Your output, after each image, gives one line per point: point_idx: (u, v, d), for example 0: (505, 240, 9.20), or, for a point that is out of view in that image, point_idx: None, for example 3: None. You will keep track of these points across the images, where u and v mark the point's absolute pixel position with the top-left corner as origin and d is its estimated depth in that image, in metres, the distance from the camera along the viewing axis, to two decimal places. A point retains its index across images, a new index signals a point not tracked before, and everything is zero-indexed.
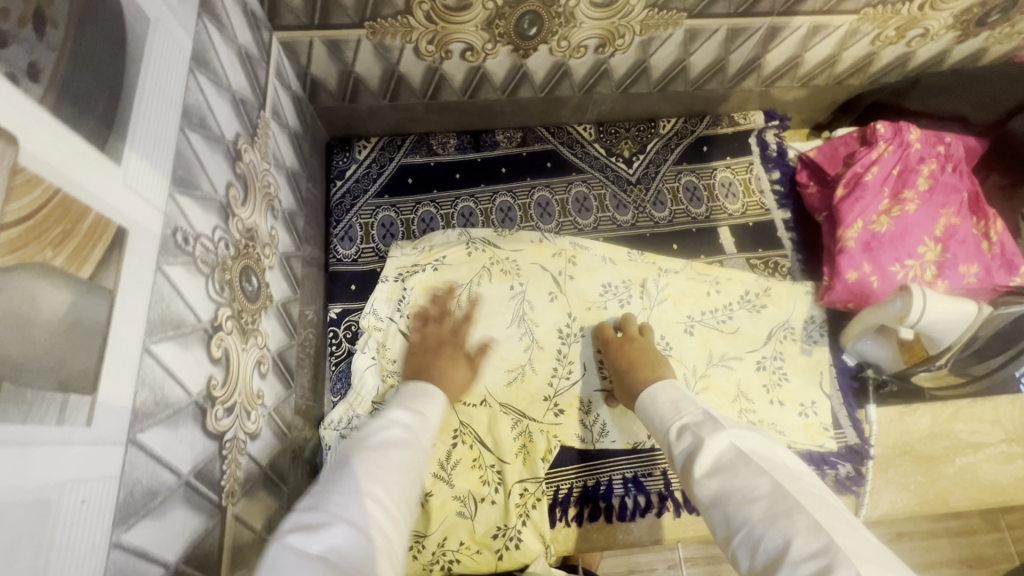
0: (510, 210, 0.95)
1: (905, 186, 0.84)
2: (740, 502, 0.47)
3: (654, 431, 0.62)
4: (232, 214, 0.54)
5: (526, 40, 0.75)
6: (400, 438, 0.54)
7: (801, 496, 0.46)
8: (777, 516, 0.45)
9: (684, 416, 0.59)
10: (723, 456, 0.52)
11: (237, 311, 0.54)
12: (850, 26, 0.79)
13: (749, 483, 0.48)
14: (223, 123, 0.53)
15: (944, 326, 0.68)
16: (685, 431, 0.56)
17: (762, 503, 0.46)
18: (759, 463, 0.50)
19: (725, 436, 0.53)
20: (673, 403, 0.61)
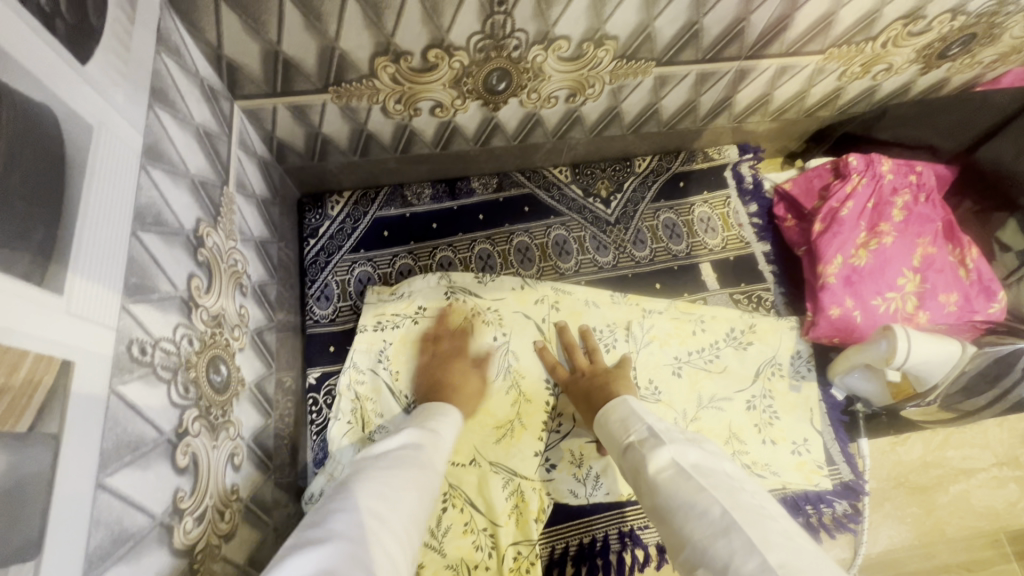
0: (489, 258, 0.93)
1: (881, 218, 0.84)
2: (684, 520, 0.52)
3: (610, 445, 0.68)
4: (195, 306, 0.52)
5: (495, 94, 0.74)
6: (397, 467, 0.57)
7: (740, 511, 0.50)
8: (715, 534, 0.49)
9: (632, 434, 0.65)
10: (664, 471, 0.57)
11: (205, 408, 0.51)
12: (816, 65, 0.80)
13: (690, 500, 0.52)
14: (181, 213, 0.51)
15: (928, 366, 0.67)
16: (633, 450, 0.63)
17: (702, 521, 0.50)
18: (699, 480, 0.54)
19: (668, 454, 0.58)
20: (623, 421, 0.67)
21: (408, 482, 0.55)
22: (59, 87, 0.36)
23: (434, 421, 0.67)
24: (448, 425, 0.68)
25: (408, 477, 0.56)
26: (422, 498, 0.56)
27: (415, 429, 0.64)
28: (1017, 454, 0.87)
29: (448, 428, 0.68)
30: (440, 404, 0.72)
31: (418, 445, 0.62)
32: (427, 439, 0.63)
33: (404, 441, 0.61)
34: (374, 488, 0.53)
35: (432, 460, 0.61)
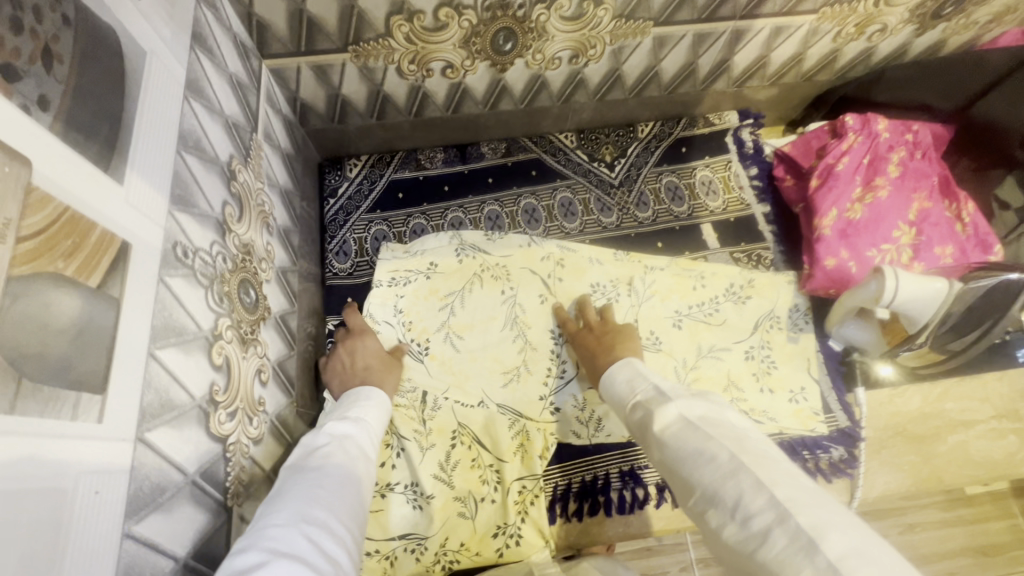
0: (498, 218, 0.98)
1: (877, 174, 0.86)
2: (693, 467, 0.53)
3: (619, 409, 0.70)
4: (228, 230, 0.57)
5: (502, 55, 0.79)
6: (324, 461, 0.57)
7: (745, 454, 0.51)
8: (722, 476, 0.51)
9: (639, 394, 0.67)
10: (671, 426, 0.59)
11: (236, 321, 0.57)
12: (810, 26, 0.83)
13: (697, 448, 0.54)
14: (217, 146, 0.57)
15: (916, 302, 0.69)
16: (641, 407, 0.65)
17: (710, 465, 0.52)
18: (706, 429, 0.56)
19: (674, 410, 0.60)
20: (631, 382, 0.70)
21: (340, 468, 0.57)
22: (119, 12, 0.43)
23: (358, 409, 0.70)
24: (374, 415, 0.70)
25: (338, 468, 0.57)
26: (359, 485, 0.57)
27: (339, 423, 0.65)
28: (1017, 407, 0.88)
29: (374, 416, 0.70)
30: (362, 391, 0.74)
31: (345, 440, 0.63)
32: (353, 431, 0.65)
33: (329, 438, 0.62)
34: (308, 483, 0.53)
35: (360, 451, 0.63)
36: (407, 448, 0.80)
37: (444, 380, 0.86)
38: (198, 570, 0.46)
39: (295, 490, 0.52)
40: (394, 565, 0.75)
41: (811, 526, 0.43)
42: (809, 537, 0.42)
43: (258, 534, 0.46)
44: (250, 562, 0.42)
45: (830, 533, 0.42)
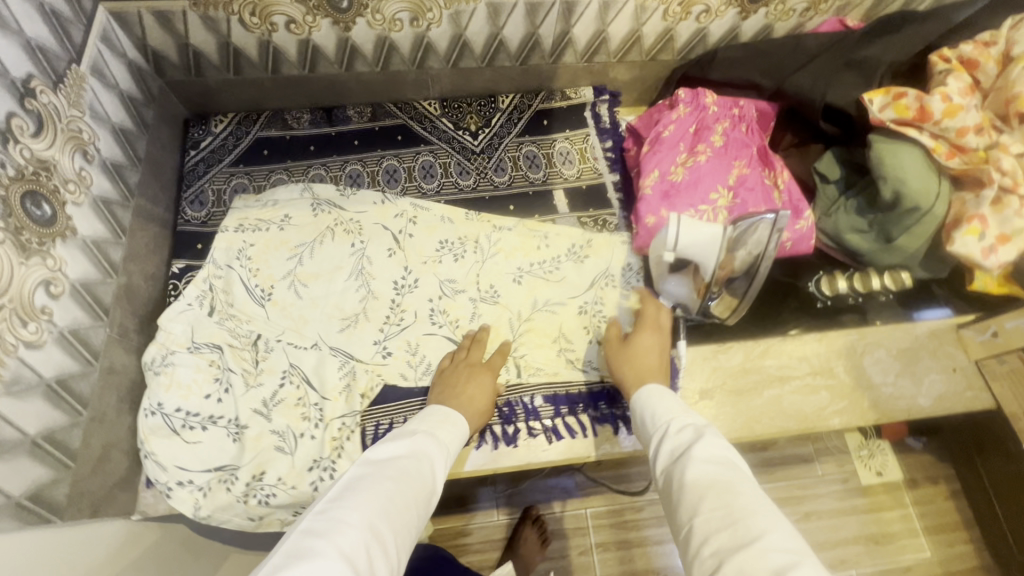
0: (359, 177, 1.01)
1: (700, 141, 0.93)
2: (725, 492, 0.52)
3: (646, 427, 0.67)
4: (13, 141, 0.60)
5: (342, 12, 0.84)
6: (405, 477, 0.60)
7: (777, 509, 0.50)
8: (754, 509, 0.49)
9: (681, 415, 0.65)
10: (715, 452, 0.57)
11: (14, 227, 0.59)
12: (636, 2, 0.89)
13: (734, 479, 0.53)
14: (8, 62, 0.60)
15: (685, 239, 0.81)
16: (688, 425, 0.62)
17: (744, 496, 0.51)
18: (745, 473, 0.55)
19: (723, 441, 0.58)
20: (679, 404, 0.67)
21: (409, 498, 0.59)
22: None
23: (443, 432, 0.70)
24: (454, 438, 0.71)
25: (411, 488, 0.60)
26: (422, 511, 0.60)
27: (426, 439, 0.67)
28: (832, 365, 0.94)
29: (455, 440, 0.71)
30: (450, 414, 0.74)
31: (424, 456, 0.65)
32: (436, 454, 0.66)
33: (412, 451, 0.64)
34: (383, 490, 0.57)
35: (434, 471, 0.65)
36: (233, 384, 0.82)
37: (282, 323, 0.88)
38: None
39: (366, 502, 0.55)
40: (205, 496, 0.77)
41: None
42: None
43: (329, 527, 0.51)
44: (313, 556, 0.48)
45: None
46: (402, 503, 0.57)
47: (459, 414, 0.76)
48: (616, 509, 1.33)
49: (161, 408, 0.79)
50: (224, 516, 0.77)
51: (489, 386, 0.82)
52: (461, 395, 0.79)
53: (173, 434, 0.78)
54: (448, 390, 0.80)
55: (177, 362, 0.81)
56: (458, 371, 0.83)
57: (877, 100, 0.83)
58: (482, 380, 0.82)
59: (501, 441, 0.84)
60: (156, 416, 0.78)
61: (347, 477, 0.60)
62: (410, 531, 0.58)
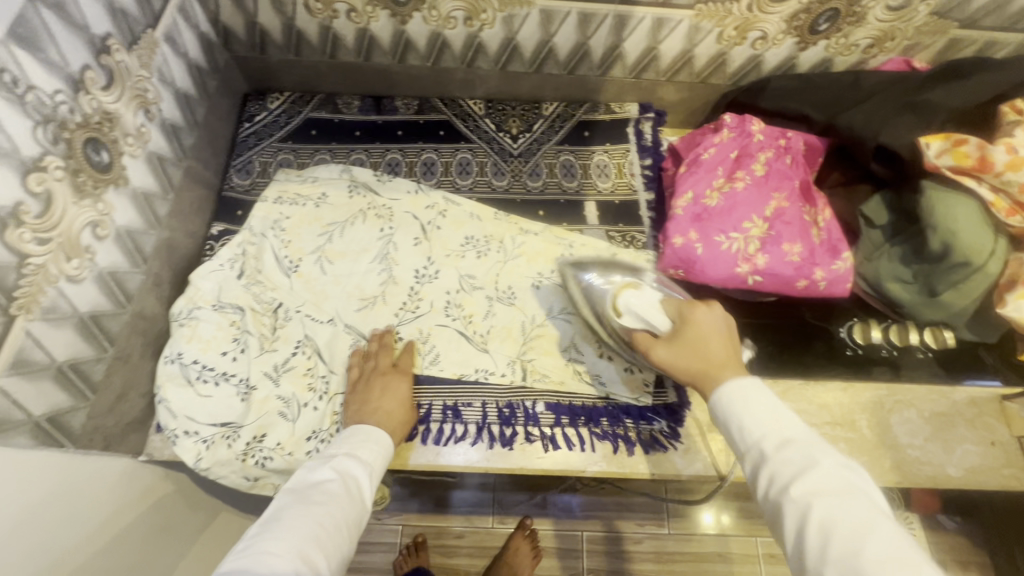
0: (397, 166, 1.05)
1: (740, 168, 0.90)
2: (859, 539, 0.44)
3: (731, 437, 0.56)
4: (84, 91, 0.66)
5: (400, 6, 0.88)
6: (329, 502, 0.61)
7: (913, 547, 0.44)
8: (901, 562, 0.42)
9: (776, 430, 0.53)
10: (827, 484, 0.48)
11: (74, 168, 0.64)
12: (690, 22, 0.89)
13: (861, 520, 0.45)
14: (90, 20, 0.66)
15: (636, 321, 0.74)
16: (792, 448, 0.51)
17: (880, 543, 0.44)
18: (873, 506, 0.47)
19: (836, 463, 0.49)
20: (775, 409, 0.55)
21: (336, 517, 0.59)
22: None
23: (370, 447, 0.71)
24: (381, 452, 0.72)
25: (338, 510, 0.60)
26: (352, 533, 0.61)
27: (348, 458, 0.68)
28: (854, 417, 0.89)
29: (383, 454, 0.72)
30: (374, 428, 0.75)
31: (350, 478, 0.66)
32: (363, 474, 0.67)
33: (336, 473, 0.65)
34: (309, 517, 0.58)
35: (362, 490, 0.66)
36: (249, 346, 0.85)
37: (303, 296, 0.91)
38: None
39: (293, 528, 0.55)
40: (207, 448, 0.79)
41: None
42: None
43: (252, 560, 0.51)
44: None
45: None
46: (331, 522, 0.58)
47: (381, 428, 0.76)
48: (613, 536, 1.29)
49: (180, 357, 0.82)
50: (222, 471, 0.79)
51: (402, 396, 0.81)
52: (374, 410, 0.77)
53: (187, 384, 0.81)
54: (363, 404, 0.79)
55: (202, 317, 0.85)
56: (371, 385, 0.81)
57: (934, 145, 0.79)
58: (393, 395, 0.80)
59: (496, 442, 0.84)
60: (175, 364, 0.82)
61: (269, 508, 0.59)
62: (343, 546, 0.59)
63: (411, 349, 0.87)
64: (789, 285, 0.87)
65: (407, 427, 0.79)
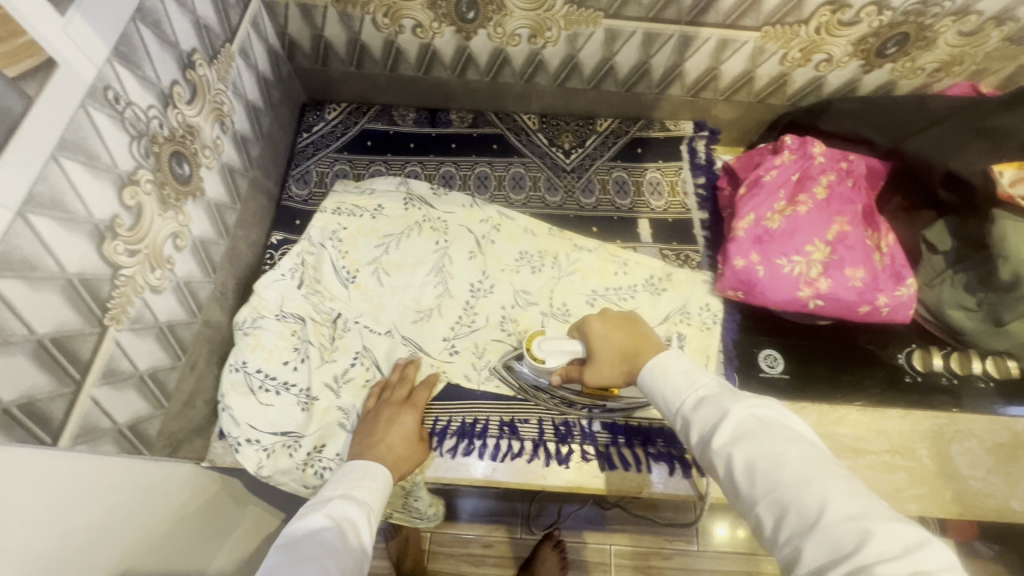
0: (452, 179, 1.05)
1: (802, 191, 0.90)
2: (771, 466, 0.50)
3: (664, 409, 0.63)
4: (172, 105, 0.67)
5: (466, 23, 0.88)
6: (328, 552, 0.55)
7: (826, 465, 0.49)
8: (805, 477, 0.48)
9: (694, 391, 0.60)
10: (741, 425, 0.54)
11: (160, 181, 0.66)
12: (756, 43, 0.88)
13: (772, 448, 0.51)
14: (180, 36, 0.67)
15: (561, 358, 0.80)
16: (706, 401, 0.58)
17: (786, 464, 0.49)
18: (782, 432, 0.52)
19: (745, 404, 0.55)
20: (686, 373, 0.62)
21: (336, 567, 0.53)
22: None
23: (363, 488, 0.66)
24: (377, 489, 0.68)
25: (338, 559, 0.54)
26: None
27: (341, 502, 0.62)
28: (914, 446, 0.87)
29: (378, 494, 0.67)
30: (368, 466, 0.70)
31: (346, 524, 0.60)
32: (357, 515, 0.62)
33: (331, 520, 0.59)
34: (311, 574, 0.51)
35: (360, 536, 0.60)
36: (310, 357, 0.86)
37: (361, 307, 0.92)
38: (55, 356, 0.52)
39: None
40: (268, 457, 0.80)
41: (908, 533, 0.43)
42: (911, 538, 0.42)
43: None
44: None
45: (930, 539, 0.42)
46: (330, 570, 0.52)
47: (379, 464, 0.71)
48: (647, 554, 1.28)
49: (244, 366, 0.83)
50: (283, 480, 0.80)
51: (412, 427, 0.79)
52: (380, 442, 0.75)
53: (250, 393, 0.83)
54: (368, 438, 0.76)
55: (265, 326, 0.86)
56: (381, 415, 0.79)
57: (1008, 173, 0.77)
58: (403, 426, 0.78)
59: (552, 460, 0.84)
60: (239, 373, 0.83)
61: (263, 568, 0.53)
62: None
63: (431, 383, 0.85)
64: (850, 310, 0.86)
65: (413, 458, 0.77)
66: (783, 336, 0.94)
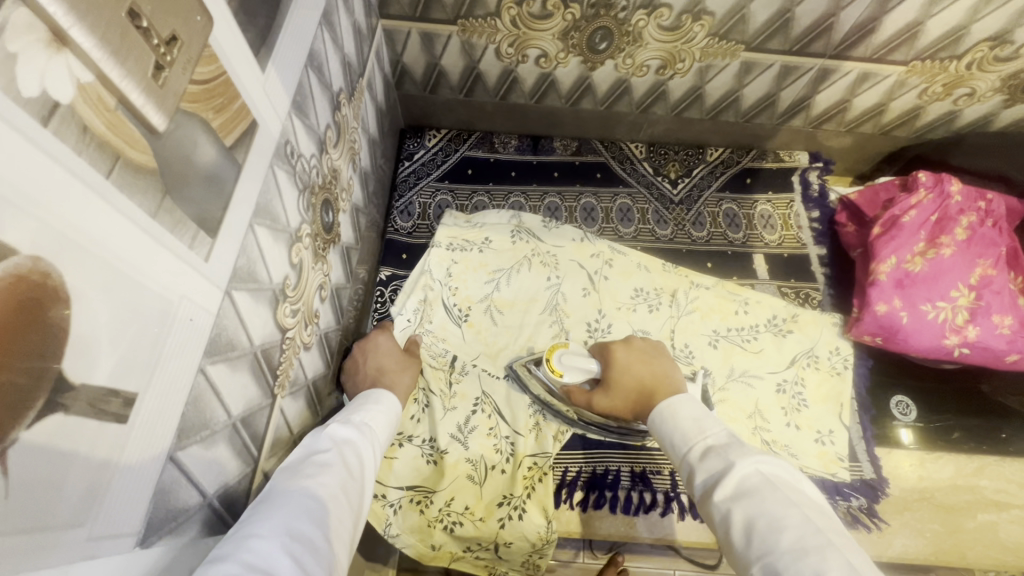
0: (557, 210, 1.01)
1: (943, 232, 0.86)
2: (768, 530, 0.45)
3: (671, 455, 0.59)
4: (326, 150, 0.63)
5: (595, 54, 0.84)
6: (322, 471, 0.52)
7: (831, 536, 0.43)
8: (804, 547, 0.42)
9: (705, 436, 0.56)
10: (743, 480, 0.49)
11: (314, 233, 0.62)
12: (898, 77, 0.85)
13: (775, 512, 0.46)
14: (333, 76, 0.63)
15: (577, 374, 0.76)
16: (712, 451, 0.54)
17: (785, 531, 0.44)
18: (788, 494, 0.47)
19: (752, 459, 0.51)
20: (696, 420, 0.58)
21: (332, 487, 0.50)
22: None
23: (364, 415, 0.64)
24: (377, 417, 0.65)
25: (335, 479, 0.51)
26: (352, 505, 0.52)
27: (342, 426, 0.59)
28: None
29: (381, 425, 0.64)
30: (373, 395, 0.68)
31: (348, 447, 0.57)
32: (357, 438, 0.59)
33: (333, 442, 0.56)
34: (299, 493, 0.48)
35: (362, 459, 0.57)
36: (431, 403, 0.83)
37: (477, 348, 0.88)
38: (242, 437, 0.49)
39: (276, 503, 0.46)
40: (396, 514, 0.76)
41: None
42: None
43: (235, 545, 0.41)
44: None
45: None
46: (325, 495, 0.49)
47: (387, 393, 0.70)
48: None
49: None
50: (413, 540, 0.75)
51: (389, 347, 0.82)
52: (368, 368, 0.79)
53: None
54: (359, 370, 0.79)
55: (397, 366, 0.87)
56: (360, 348, 0.83)
57: None
58: (386, 349, 0.82)
59: (687, 513, 0.81)
60: None
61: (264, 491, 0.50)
62: (344, 512, 0.50)
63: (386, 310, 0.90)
64: (996, 359, 0.82)
65: (406, 371, 0.80)
66: (910, 380, 0.92)
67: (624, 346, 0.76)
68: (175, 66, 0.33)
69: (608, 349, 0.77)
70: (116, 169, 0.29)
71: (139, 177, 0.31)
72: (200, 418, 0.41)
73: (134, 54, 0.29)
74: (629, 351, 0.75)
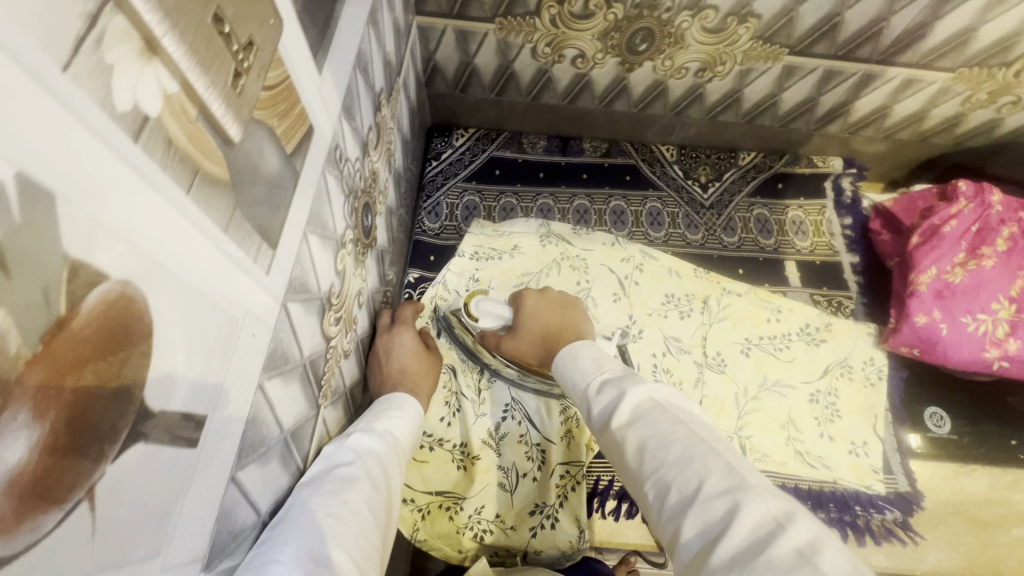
0: (586, 213, 0.98)
1: (984, 243, 0.85)
2: (658, 447, 0.46)
3: (569, 393, 0.60)
4: (367, 153, 0.62)
5: (635, 55, 0.82)
6: (346, 486, 0.49)
7: (717, 444, 0.45)
8: (687, 456, 0.44)
9: (603, 372, 0.57)
10: (637, 409, 0.50)
11: (355, 239, 0.60)
12: (943, 84, 0.84)
13: (665, 431, 0.47)
14: (376, 76, 0.62)
15: (490, 319, 0.79)
16: (609, 385, 0.54)
17: (670, 445, 0.46)
18: (674, 414, 0.48)
19: (645, 388, 0.52)
20: (596, 358, 0.59)
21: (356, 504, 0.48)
22: None
23: (387, 420, 0.60)
24: (401, 424, 0.61)
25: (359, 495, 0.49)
26: (378, 521, 0.49)
27: (363, 435, 0.56)
28: None
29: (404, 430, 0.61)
30: (396, 399, 0.64)
31: (370, 459, 0.54)
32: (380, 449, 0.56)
33: (355, 454, 0.53)
34: (322, 509, 0.45)
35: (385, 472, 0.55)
36: (462, 409, 0.81)
37: None
38: (291, 451, 0.47)
39: (301, 519, 0.43)
40: (425, 519, 0.75)
41: (778, 505, 0.39)
42: (778, 508, 0.38)
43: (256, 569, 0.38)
44: None
45: (800, 515, 0.38)
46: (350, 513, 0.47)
47: (403, 396, 0.66)
48: None
49: None
50: (441, 545, 0.74)
51: (413, 348, 0.77)
52: (391, 373, 0.74)
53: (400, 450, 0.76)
54: (380, 374, 0.75)
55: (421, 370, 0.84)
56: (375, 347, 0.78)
57: None
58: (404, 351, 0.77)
59: None
60: None
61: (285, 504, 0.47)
62: (371, 531, 0.47)
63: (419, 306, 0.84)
64: None
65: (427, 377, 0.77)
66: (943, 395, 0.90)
67: (536, 293, 0.80)
68: (251, 72, 0.31)
69: (518, 298, 0.79)
70: (195, 183, 0.28)
71: (215, 192, 0.30)
72: (255, 437, 0.40)
73: (216, 62, 0.28)
74: (539, 301, 0.78)
